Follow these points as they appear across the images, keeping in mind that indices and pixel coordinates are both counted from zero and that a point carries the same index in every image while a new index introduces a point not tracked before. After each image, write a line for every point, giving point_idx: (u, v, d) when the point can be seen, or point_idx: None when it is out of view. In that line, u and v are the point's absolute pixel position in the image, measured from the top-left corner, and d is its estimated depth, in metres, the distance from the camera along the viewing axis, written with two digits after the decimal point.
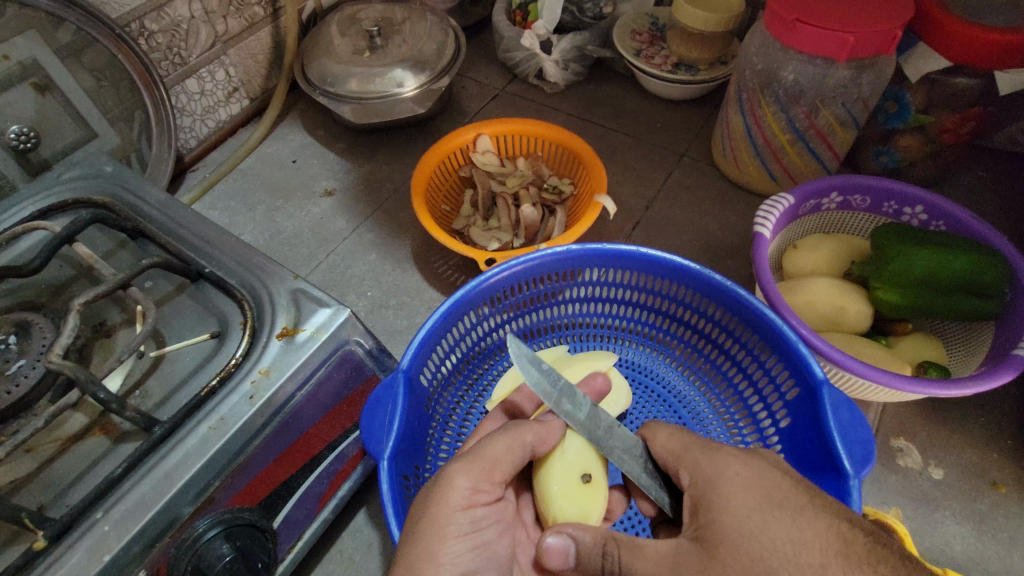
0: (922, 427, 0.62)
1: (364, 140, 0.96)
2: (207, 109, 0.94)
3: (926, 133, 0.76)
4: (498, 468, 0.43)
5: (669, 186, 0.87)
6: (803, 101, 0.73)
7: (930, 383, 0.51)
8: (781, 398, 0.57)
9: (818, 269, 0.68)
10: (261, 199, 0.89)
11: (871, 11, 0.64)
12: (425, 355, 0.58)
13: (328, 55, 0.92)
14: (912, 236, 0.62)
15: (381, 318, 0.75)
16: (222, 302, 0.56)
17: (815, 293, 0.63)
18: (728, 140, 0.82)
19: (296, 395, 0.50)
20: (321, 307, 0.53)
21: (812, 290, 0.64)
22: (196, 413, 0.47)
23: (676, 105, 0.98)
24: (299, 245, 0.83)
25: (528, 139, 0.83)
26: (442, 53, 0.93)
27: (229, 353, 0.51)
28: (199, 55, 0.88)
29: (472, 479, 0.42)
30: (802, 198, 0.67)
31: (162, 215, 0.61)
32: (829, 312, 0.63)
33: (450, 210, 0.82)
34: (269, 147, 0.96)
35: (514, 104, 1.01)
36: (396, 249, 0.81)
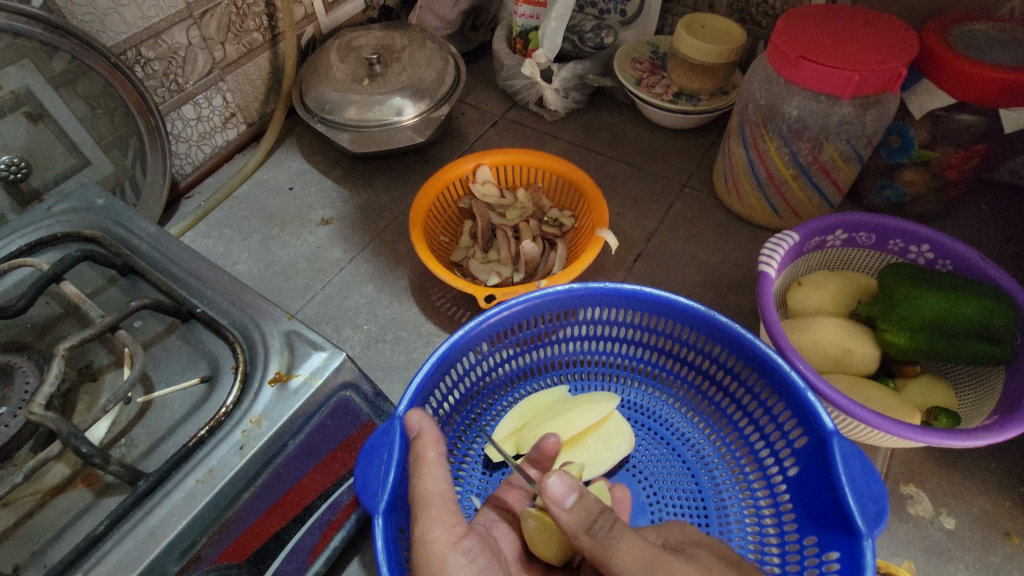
0: (932, 473, 0.61)
1: (363, 166, 0.95)
2: (203, 135, 0.93)
3: (930, 168, 0.76)
4: (444, 497, 0.45)
5: (670, 219, 0.86)
6: (806, 137, 0.72)
7: (940, 434, 0.50)
8: (788, 446, 0.55)
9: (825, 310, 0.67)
10: (256, 227, 0.88)
11: (875, 49, 0.63)
12: (423, 399, 0.56)
13: (327, 82, 0.92)
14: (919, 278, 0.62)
15: (376, 353, 0.73)
16: (214, 344, 0.54)
17: (818, 334, 0.62)
18: (730, 172, 0.82)
19: (288, 445, 0.48)
20: (316, 350, 0.51)
21: (816, 331, 0.63)
22: (184, 465, 0.45)
23: (676, 134, 0.98)
24: (294, 275, 0.81)
25: (529, 169, 0.82)
26: (441, 81, 0.93)
27: (220, 400, 0.49)
28: (196, 82, 0.87)
29: (440, 525, 0.43)
30: (807, 235, 0.67)
31: (153, 249, 0.60)
32: (834, 354, 0.62)
33: (449, 241, 0.81)
34: (265, 174, 0.95)
35: (514, 131, 1.01)
36: (393, 281, 0.80)
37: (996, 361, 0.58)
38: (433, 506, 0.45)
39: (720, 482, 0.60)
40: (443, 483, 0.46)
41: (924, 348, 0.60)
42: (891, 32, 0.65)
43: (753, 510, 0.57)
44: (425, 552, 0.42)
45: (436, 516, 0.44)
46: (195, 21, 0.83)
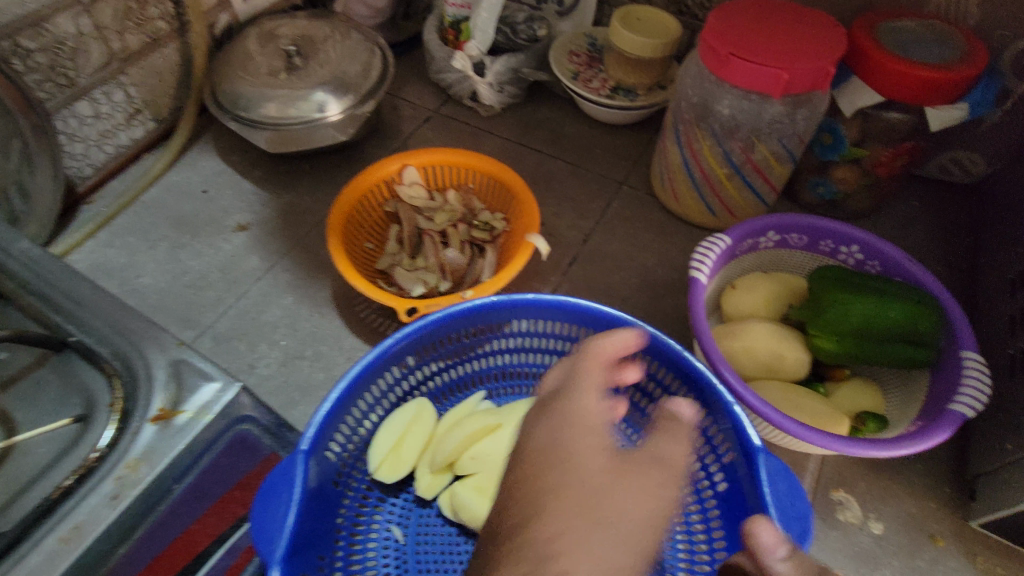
0: (861, 478, 0.60)
1: (284, 166, 0.89)
2: (103, 133, 0.85)
3: (861, 165, 0.75)
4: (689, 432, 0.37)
5: (607, 219, 0.83)
6: (739, 135, 0.70)
7: (865, 444, 0.49)
8: (718, 460, 0.53)
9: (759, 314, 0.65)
10: (165, 235, 0.81)
11: (804, 45, 0.62)
12: (333, 425, 0.52)
13: (241, 75, 0.85)
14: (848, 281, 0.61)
15: (294, 371, 0.68)
16: (90, 377, 0.49)
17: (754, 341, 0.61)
18: (665, 171, 0.79)
19: (173, 489, 0.43)
20: (207, 380, 0.46)
21: (750, 338, 0.61)
22: (45, 523, 0.40)
23: (615, 129, 0.95)
24: (206, 287, 0.75)
25: (458, 169, 0.78)
26: (366, 75, 0.87)
27: (92, 442, 0.44)
28: (91, 76, 0.79)
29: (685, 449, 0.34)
30: (739, 238, 0.65)
31: (23, 271, 0.52)
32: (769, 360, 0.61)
33: (375, 247, 0.76)
34: (177, 175, 0.88)
35: (448, 127, 0.96)
36: (315, 291, 0.75)
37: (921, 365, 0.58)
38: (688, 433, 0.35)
39: None
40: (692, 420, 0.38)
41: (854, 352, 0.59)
42: (820, 27, 0.64)
43: (685, 527, 0.55)
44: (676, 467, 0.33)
45: (682, 441, 0.34)
46: (85, 8, 0.75)
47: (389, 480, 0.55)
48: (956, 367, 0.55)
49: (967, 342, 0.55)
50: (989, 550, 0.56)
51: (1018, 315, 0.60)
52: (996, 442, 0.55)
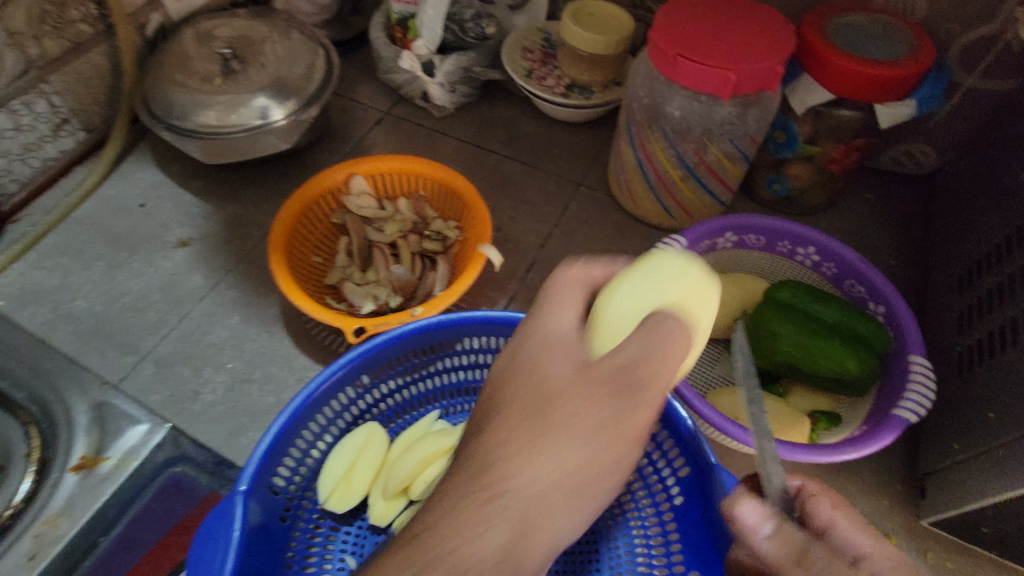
0: (818, 479, 0.61)
1: (227, 176, 0.85)
2: (28, 146, 0.79)
3: (814, 163, 0.75)
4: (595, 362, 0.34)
5: (565, 222, 0.82)
6: (691, 137, 0.69)
7: (810, 450, 0.50)
8: (673, 473, 0.53)
9: (688, 293, 0.36)
10: (100, 253, 0.76)
11: (754, 45, 0.61)
12: (275, 459, 0.50)
13: (175, 80, 0.80)
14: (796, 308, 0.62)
15: (242, 395, 0.65)
16: (18, 438, 0.51)
17: (667, 269, 0.37)
18: (622, 174, 0.78)
19: (100, 542, 0.49)
20: (133, 424, 0.52)
21: (632, 288, 0.36)
22: None
23: (572, 127, 0.93)
24: (145, 309, 0.71)
25: (408, 177, 0.75)
26: (309, 78, 0.83)
27: (9, 496, 0.48)
28: (8, 85, 0.74)
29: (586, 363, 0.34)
30: (696, 239, 0.64)
31: None
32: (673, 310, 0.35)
33: (324, 261, 0.73)
34: (111, 188, 0.83)
35: (399, 129, 0.93)
36: (262, 308, 0.71)
37: (875, 377, 0.59)
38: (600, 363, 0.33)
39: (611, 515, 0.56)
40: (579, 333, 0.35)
41: (793, 361, 0.60)
42: (770, 25, 0.63)
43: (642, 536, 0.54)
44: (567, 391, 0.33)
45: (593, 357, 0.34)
46: None
47: (339, 510, 0.53)
48: (902, 374, 0.56)
49: (916, 348, 0.56)
50: (939, 545, 0.57)
51: (967, 312, 0.61)
52: (946, 442, 0.56)
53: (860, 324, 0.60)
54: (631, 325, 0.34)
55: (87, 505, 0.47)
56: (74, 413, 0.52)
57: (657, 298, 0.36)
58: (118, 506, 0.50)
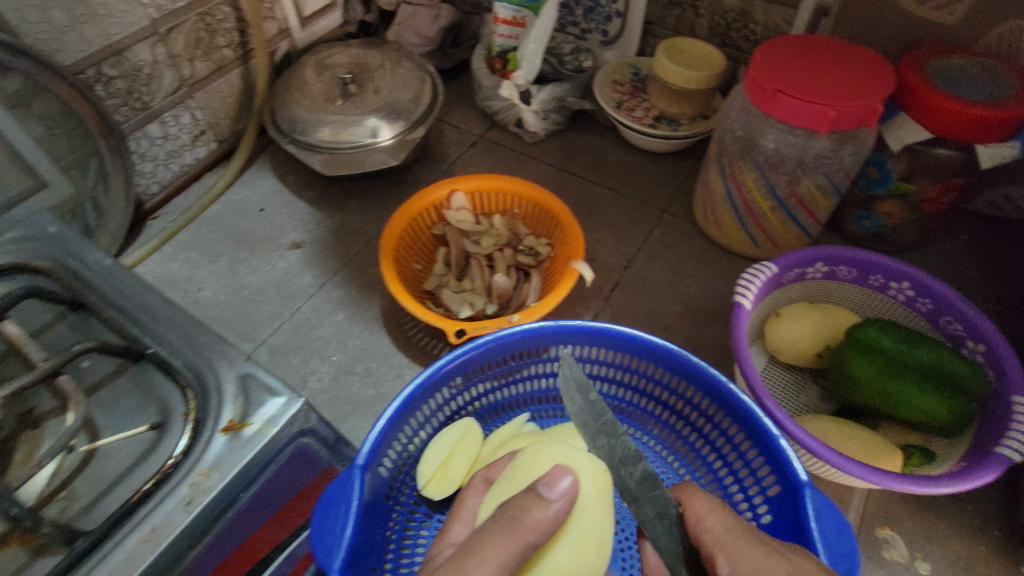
0: (908, 516, 0.60)
1: (336, 188, 0.93)
2: (171, 153, 0.90)
3: (908, 201, 0.75)
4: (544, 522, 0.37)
5: (649, 246, 0.85)
6: (784, 169, 0.71)
7: (906, 479, 0.50)
8: (761, 492, 0.54)
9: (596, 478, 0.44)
10: (224, 250, 0.85)
11: (853, 84, 0.63)
12: (386, 443, 0.54)
13: (301, 101, 0.89)
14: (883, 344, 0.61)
15: (345, 386, 0.70)
16: (165, 388, 0.51)
17: (585, 457, 0.45)
18: (709, 202, 0.81)
19: (240, 497, 0.46)
20: (272, 396, 0.49)
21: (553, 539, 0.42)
22: (126, 522, 0.43)
23: (656, 157, 0.97)
24: (262, 302, 0.79)
25: (504, 196, 0.80)
26: (417, 102, 0.91)
27: (167, 451, 0.47)
28: (162, 100, 0.85)
29: (523, 528, 0.36)
30: (786, 267, 0.66)
31: (106, 284, 0.57)
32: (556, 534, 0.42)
33: (423, 269, 0.79)
34: (235, 194, 0.92)
35: (492, 151, 1.00)
36: (364, 308, 0.77)
37: (970, 418, 0.58)
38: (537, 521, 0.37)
39: None
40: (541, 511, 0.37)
41: (879, 396, 0.60)
42: (869, 65, 0.65)
43: None
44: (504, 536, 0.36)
45: (540, 501, 0.38)
46: (161, 38, 0.80)
47: (436, 497, 0.57)
48: (1002, 415, 0.55)
49: (1019, 390, 0.55)
50: None
51: None
52: None
53: (952, 364, 0.59)
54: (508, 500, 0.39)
55: (234, 463, 0.45)
56: (220, 380, 0.50)
57: (561, 552, 0.42)
58: (234, 488, 0.45)
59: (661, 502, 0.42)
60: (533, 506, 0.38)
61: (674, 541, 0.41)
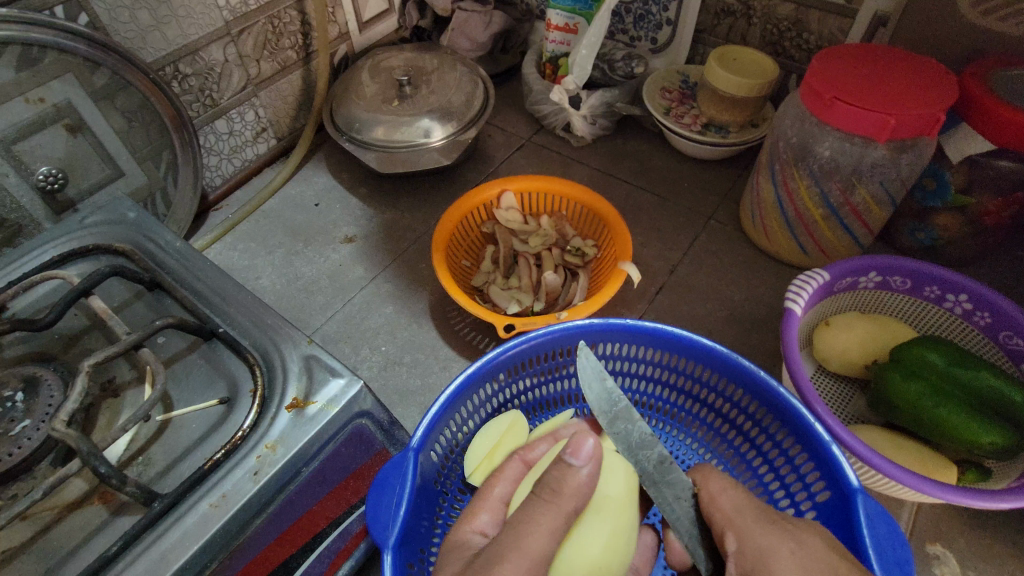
0: (961, 533, 0.58)
1: (387, 186, 0.96)
2: (234, 148, 0.94)
3: (966, 214, 0.74)
4: (578, 490, 0.39)
5: (694, 251, 0.85)
6: (838, 177, 0.71)
7: (962, 492, 0.49)
8: (810, 498, 0.54)
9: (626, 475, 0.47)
10: (281, 241, 0.88)
11: (913, 93, 0.62)
12: (437, 430, 0.56)
13: (359, 101, 0.93)
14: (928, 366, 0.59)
15: (393, 375, 0.72)
16: (234, 365, 0.54)
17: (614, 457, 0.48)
18: (757, 208, 0.81)
19: (302, 471, 0.48)
20: (334, 376, 0.51)
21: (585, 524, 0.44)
22: (198, 488, 0.45)
23: (703, 164, 0.97)
24: (315, 292, 0.82)
25: (553, 197, 0.82)
26: (470, 104, 0.93)
27: (236, 424, 0.50)
28: (230, 97, 0.89)
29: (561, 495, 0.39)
30: (838, 275, 0.66)
31: (180, 267, 0.61)
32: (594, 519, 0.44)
33: (471, 265, 0.81)
34: (292, 189, 0.96)
35: (539, 155, 1.01)
36: (413, 302, 0.80)
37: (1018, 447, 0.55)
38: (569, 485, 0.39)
39: None
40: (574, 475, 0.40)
41: (920, 418, 0.57)
42: (931, 75, 0.64)
43: None
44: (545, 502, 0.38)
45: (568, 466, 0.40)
46: (233, 39, 0.85)
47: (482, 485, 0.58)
48: None
49: None
50: None
51: None
52: None
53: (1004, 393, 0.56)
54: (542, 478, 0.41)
55: (297, 439, 0.47)
56: (285, 360, 0.53)
57: (595, 547, 0.44)
58: (297, 462, 0.48)
59: (678, 484, 0.44)
60: (563, 478, 0.39)
61: (689, 520, 0.43)
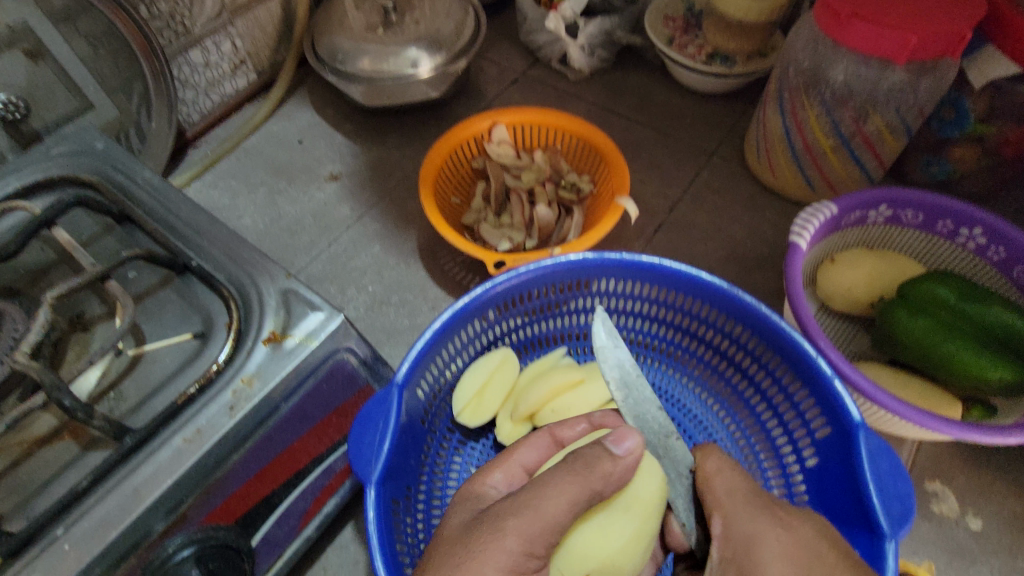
0: (961, 471, 0.57)
1: (374, 122, 0.91)
2: (212, 82, 0.89)
3: (984, 144, 0.70)
4: (605, 478, 0.39)
5: (695, 188, 0.81)
6: (852, 104, 0.66)
7: (967, 427, 0.47)
8: (808, 435, 0.52)
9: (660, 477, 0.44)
10: (263, 180, 0.85)
11: (939, 9, 0.57)
12: (422, 367, 0.54)
13: (341, 30, 0.86)
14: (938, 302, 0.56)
15: (380, 316, 0.70)
16: (209, 299, 0.52)
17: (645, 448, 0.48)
18: (763, 140, 0.76)
19: (281, 406, 0.46)
20: (313, 310, 0.49)
21: (611, 515, 0.42)
22: (171, 423, 0.43)
23: (707, 98, 0.92)
24: (299, 231, 0.79)
25: (547, 130, 0.77)
26: (460, 32, 0.86)
27: (211, 358, 0.47)
28: (204, 25, 0.83)
29: (590, 474, 0.39)
30: (846, 208, 0.62)
31: (150, 199, 0.57)
32: (622, 515, 0.42)
33: (460, 203, 0.77)
34: (274, 126, 0.92)
35: (534, 89, 0.96)
36: (401, 241, 0.77)
37: None
38: (597, 474, 0.39)
39: None
40: (608, 463, 0.40)
41: (927, 354, 0.55)
42: None
43: None
44: (572, 476, 0.38)
45: (602, 451, 0.40)
46: None
47: (471, 424, 0.57)
48: None
49: None
50: None
51: None
52: None
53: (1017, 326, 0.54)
54: (573, 453, 0.41)
55: (274, 373, 0.45)
56: (262, 295, 0.50)
57: (619, 541, 0.42)
58: (276, 397, 0.46)
59: (679, 461, 0.47)
60: (600, 461, 0.40)
61: (687, 499, 0.46)
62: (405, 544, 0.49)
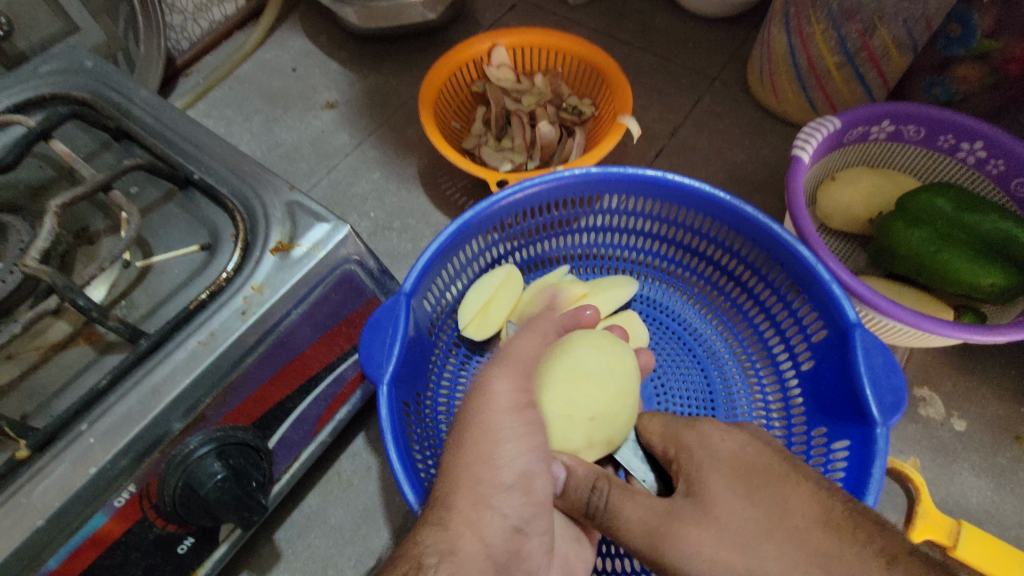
0: (948, 377, 0.59)
1: (369, 49, 0.89)
2: (199, 7, 0.86)
3: (989, 63, 0.67)
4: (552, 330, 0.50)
5: (697, 113, 0.80)
6: (859, 18, 0.65)
7: (961, 327, 0.48)
8: (805, 340, 0.54)
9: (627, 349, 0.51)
10: (259, 108, 0.83)
11: None
12: (428, 280, 0.54)
13: None
14: (936, 213, 0.57)
15: (383, 240, 0.70)
16: (213, 213, 0.52)
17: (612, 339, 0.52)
18: (766, 61, 0.76)
19: (292, 314, 0.47)
20: (319, 222, 0.49)
21: (600, 369, 0.48)
22: (185, 327, 0.44)
23: (711, 23, 0.90)
24: (298, 159, 0.78)
25: (547, 52, 0.76)
26: None
27: (219, 267, 0.48)
28: None
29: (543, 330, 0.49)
30: (849, 124, 0.62)
31: (146, 114, 0.56)
32: (609, 372, 0.48)
33: (461, 128, 0.77)
34: (267, 54, 0.89)
35: (533, 15, 0.93)
36: (402, 167, 0.76)
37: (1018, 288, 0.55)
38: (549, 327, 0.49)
39: (729, 376, 0.59)
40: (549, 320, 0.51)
41: (922, 265, 0.56)
42: None
43: (761, 403, 0.57)
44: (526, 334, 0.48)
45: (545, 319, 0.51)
46: None
47: (477, 337, 0.58)
48: None
49: None
50: None
51: None
52: None
53: (1011, 233, 0.55)
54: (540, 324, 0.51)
55: (284, 281, 0.45)
56: (267, 207, 0.49)
57: (610, 384, 0.48)
58: (286, 304, 0.46)
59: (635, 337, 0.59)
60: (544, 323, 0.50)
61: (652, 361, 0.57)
62: (417, 445, 0.51)
